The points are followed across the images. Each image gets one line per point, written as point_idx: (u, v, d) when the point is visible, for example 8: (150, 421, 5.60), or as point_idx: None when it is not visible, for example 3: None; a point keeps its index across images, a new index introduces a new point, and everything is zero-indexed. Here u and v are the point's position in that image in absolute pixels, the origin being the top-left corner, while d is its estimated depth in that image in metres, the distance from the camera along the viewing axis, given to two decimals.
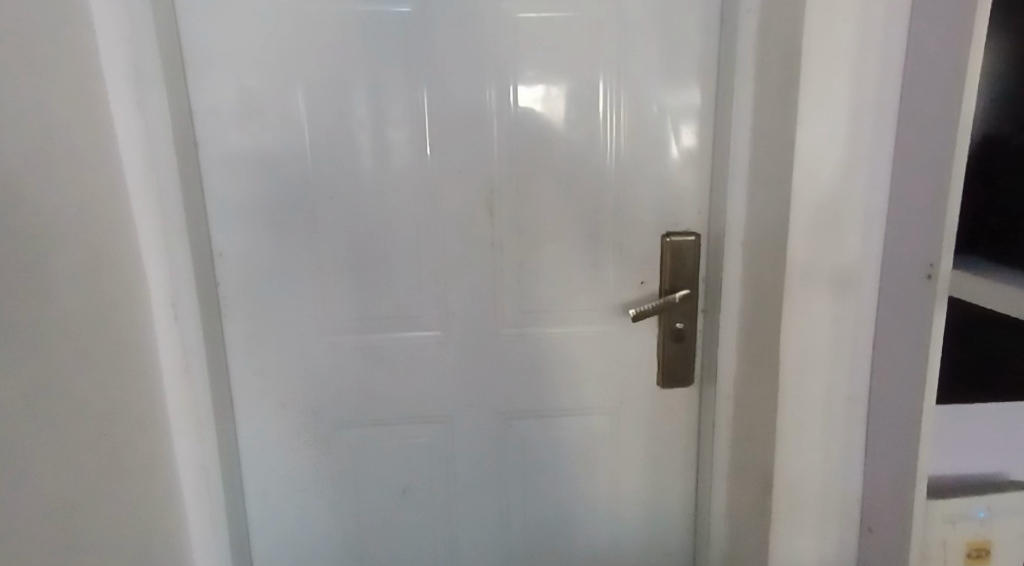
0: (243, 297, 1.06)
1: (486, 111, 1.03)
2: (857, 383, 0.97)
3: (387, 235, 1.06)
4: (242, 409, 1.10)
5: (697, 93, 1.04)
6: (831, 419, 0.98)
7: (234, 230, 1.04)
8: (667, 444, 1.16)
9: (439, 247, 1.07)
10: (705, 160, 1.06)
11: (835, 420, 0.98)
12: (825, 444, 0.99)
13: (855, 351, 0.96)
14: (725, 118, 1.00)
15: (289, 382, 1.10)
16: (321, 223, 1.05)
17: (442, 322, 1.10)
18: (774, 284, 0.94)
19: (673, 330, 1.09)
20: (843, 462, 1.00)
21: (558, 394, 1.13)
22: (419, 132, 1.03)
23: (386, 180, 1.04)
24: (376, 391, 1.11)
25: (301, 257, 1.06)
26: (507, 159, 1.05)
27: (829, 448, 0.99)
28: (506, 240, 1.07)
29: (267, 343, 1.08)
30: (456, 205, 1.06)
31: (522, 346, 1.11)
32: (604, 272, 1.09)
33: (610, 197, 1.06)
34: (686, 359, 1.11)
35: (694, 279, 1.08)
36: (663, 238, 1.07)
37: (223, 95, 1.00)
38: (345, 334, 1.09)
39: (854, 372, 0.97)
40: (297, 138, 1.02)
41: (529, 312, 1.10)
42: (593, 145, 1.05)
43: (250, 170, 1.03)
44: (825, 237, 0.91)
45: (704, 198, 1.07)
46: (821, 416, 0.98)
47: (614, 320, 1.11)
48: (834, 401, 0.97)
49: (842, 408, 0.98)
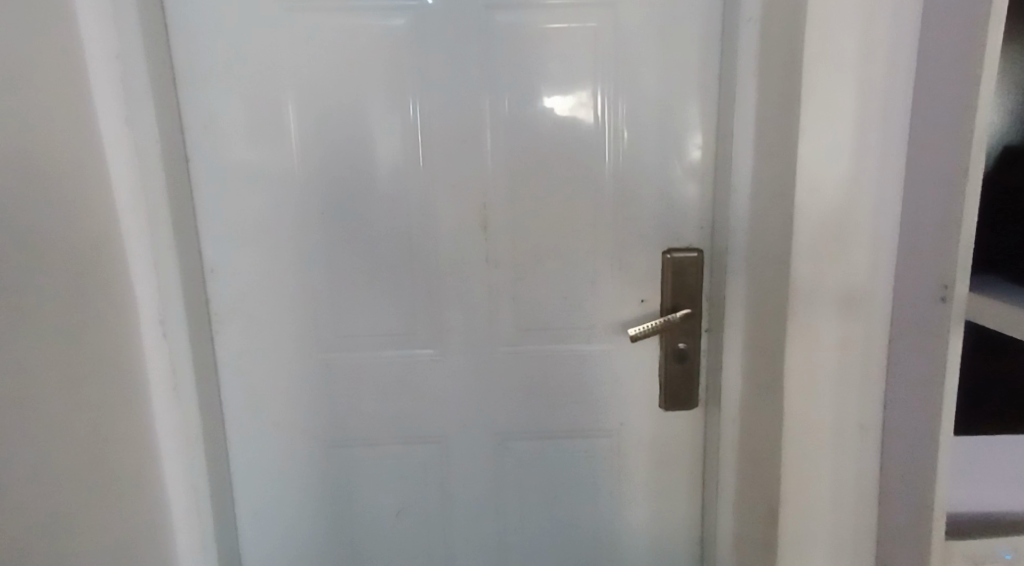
0: (236, 313, 1.06)
1: (480, 124, 1.00)
2: (868, 410, 0.91)
3: (380, 251, 1.04)
4: (234, 425, 1.09)
5: (699, 104, 0.99)
6: (841, 447, 0.92)
7: (226, 246, 1.04)
8: (672, 468, 1.10)
9: (433, 264, 1.05)
10: (708, 174, 1.01)
11: (844, 448, 0.92)
12: (832, 474, 0.93)
13: (865, 377, 0.90)
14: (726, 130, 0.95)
15: (283, 400, 1.09)
16: (311, 238, 1.03)
17: (436, 339, 1.07)
18: (778, 305, 0.88)
19: (675, 350, 1.03)
20: (852, 493, 0.94)
21: (556, 415, 1.09)
22: (412, 147, 1.01)
23: (378, 195, 1.02)
24: (370, 409, 1.09)
25: (289, 272, 1.05)
26: (501, 173, 1.02)
27: (838, 477, 0.93)
28: (500, 257, 1.04)
29: (256, 360, 1.07)
30: (449, 221, 1.03)
31: (518, 365, 1.07)
32: (603, 289, 1.05)
33: (608, 211, 1.02)
34: (689, 380, 1.04)
35: (697, 297, 1.02)
36: (663, 255, 1.02)
37: (215, 111, 1.00)
38: (338, 353, 1.07)
39: (865, 399, 0.91)
40: (287, 153, 1.01)
41: (526, 330, 1.06)
42: (590, 157, 1.01)
43: (241, 186, 1.02)
44: (830, 256, 0.85)
45: (707, 212, 1.02)
46: (829, 444, 0.91)
47: (613, 339, 1.06)
48: (844, 428, 0.91)
49: (853, 435, 0.92)
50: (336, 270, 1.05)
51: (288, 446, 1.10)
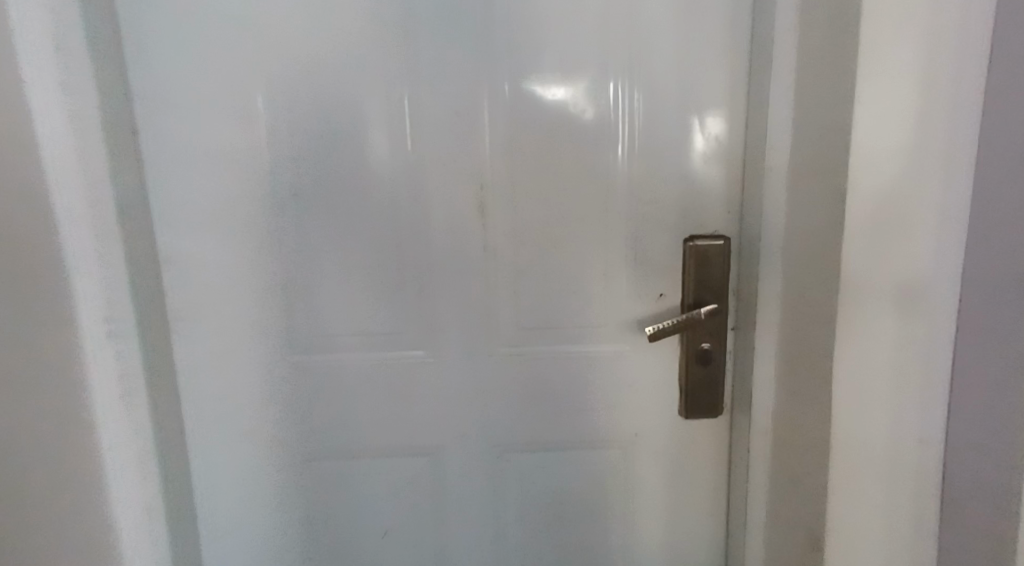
0: (197, 308, 0.92)
1: (477, 93, 0.87)
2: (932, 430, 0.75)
3: (362, 239, 0.90)
4: (197, 438, 0.96)
5: (727, 72, 0.86)
6: (896, 474, 0.77)
7: (184, 235, 0.90)
8: (694, 483, 0.98)
9: (422, 255, 0.91)
10: (736, 151, 0.88)
11: (897, 476, 0.77)
12: (884, 505, 0.78)
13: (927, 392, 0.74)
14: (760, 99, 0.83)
15: (251, 410, 0.95)
16: (280, 225, 0.90)
17: (426, 339, 0.94)
18: (827, 298, 0.75)
19: (698, 351, 0.90)
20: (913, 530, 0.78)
21: (562, 424, 0.96)
22: (399, 120, 0.87)
23: (359, 175, 0.89)
24: (348, 418, 0.96)
25: (257, 264, 0.91)
26: (500, 152, 0.88)
27: (892, 512, 0.78)
28: (499, 245, 0.91)
29: (220, 364, 0.94)
30: (441, 206, 0.90)
31: (518, 368, 0.95)
32: (615, 282, 0.92)
33: (622, 193, 0.90)
34: (714, 384, 0.92)
35: (724, 291, 0.89)
36: (686, 242, 0.89)
37: (167, 77, 0.85)
38: (312, 355, 0.94)
39: (926, 416, 0.75)
40: (254, 127, 0.87)
41: (529, 329, 0.94)
42: (602, 133, 0.88)
43: (199, 164, 0.88)
44: (887, 241, 0.72)
45: (735, 194, 0.89)
46: (880, 467, 0.77)
47: (627, 340, 0.94)
48: (900, 450, 0.76)
49: (910, 461, 0.76)
50: (309, 261, 0.91)
51: (257, 461, 0.97)
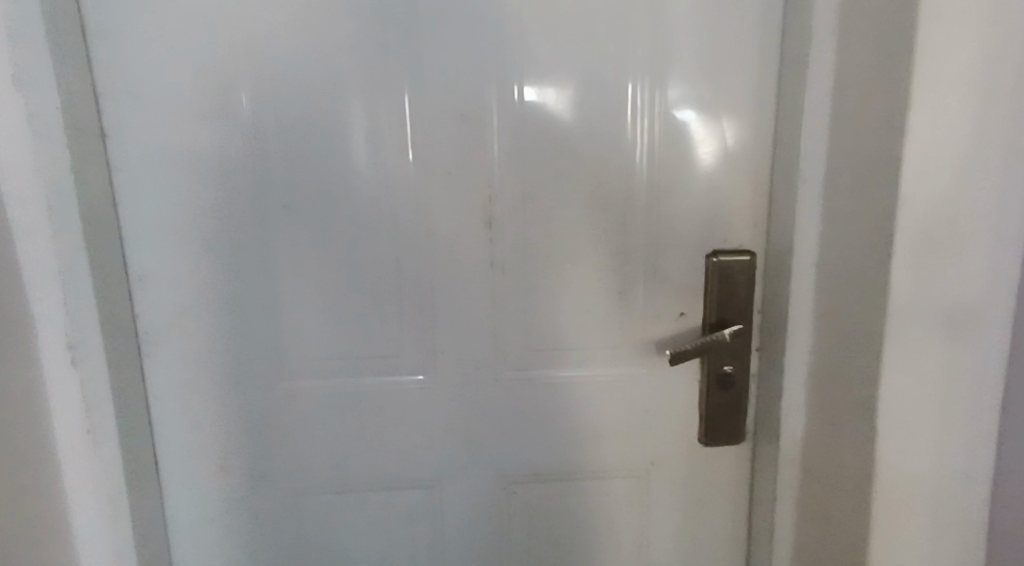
0: (173, 329, 0.83)
1: (485, 94, 0.79)
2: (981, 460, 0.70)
3: (358, 255, 0.82)
4: (172, 472, 0.87)
5: (756, 77, 0.80)
6: (942, 509, 0.71)
7: (158, 249, 0.81)
8: (711, 514, 0.92)
9: (424, 272, 0.84)
10: (764, 159, 0.82)
11: (941, 513, 0.71)
12: (930, 543, 0.72)
13: (977, 420, 0.69)
14: (796, 103, 0.77)
15: (234, 441, 0.87)
16: (267, 237, 0.81)
17: (427, 363, 0.86)
18: (862, 323, 0.70)
19: (718, 374, 0.85)
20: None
21: (573, 453, 0.90)
22: (399, 123, 0.80)
23: (355, 183, 0.81)
24: (340, 448, 0.88)
25: (239, 280, 0.82)
26: (510, 161, 0.81)
27: (938, 548, 0.72)
28: (508, 260, 0.84)
29: (197, 391, 0.85)
30: (445, 219, 0.82)
31: (527, 394, 0.88)
32: (632, 301, 0.86)
33: (641, 206, 0.83)
34: (736, 409, 0.87)
35: (747, 310, 0.84)
36: (708, 259, 0.84)
37: (140, 75, 0.76)
38: (301, 382, 0.86)
39: (974, 446, 0.70)
40: (238, 128, 0.78)
41: (539, 352, 0.87)
42: (620, 139, 0.81)
43: (176, 172, 0.79)
44: (937, 260, 0.65)
45: (761, 208, 0.83)
46: (927, 503, 0.71)
47: (644, 363, 0.87)
48: (946, 483, 0.71)
49: (957, 494, 0.71)
50: (299, 277, 0.83)
51: (239, 497, 0.88)
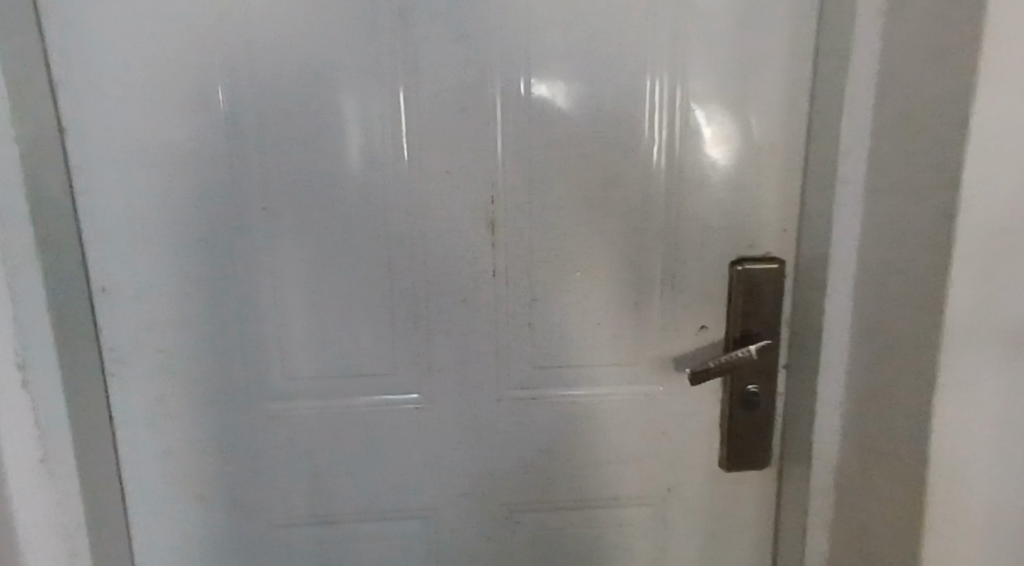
0: (142, 348, 0.75)
1: (489, 86, 0.72)
2: None
3: (348, 263, 0.75)
4: (142, 502, 0.79)
5: (787, 68, 0.73)
6: (995, 547, 0.65)
7: (124, 257, 0.73)
8: (733, 543, 0.85)
9: (421, 283, 0.76)
10: (795, 158, 0.75)
11: (993, 551, 0.65)
12: None
13: None
14: (835, 97, 0.69)
15: (210, 470, 0.79)
16: (246, 244, 0.73)
17: (425, 382, 0.79)
18: (908, 342, 0.63)
19: (742, 394, 0.78)
20: None
21: (583, 479, 0.82)
22: (393, 118, 0.72)
23: (344, 184, 0.73)
24: (328, 476, 0.80)
25: (215, 293, 0.74)
26: (516, 159, 0.74)
27: None
28: (513, 269, 0.77)
29: (169, 415, 0.77)
30: (444, 224, 0.75)
31: (535, 415, 0.80)
32: (649, 313, 0.78)
33: (660, 210, 0.76)
34: (761, 431, 0.80)
35: (776, 323, 0.77)
36: (733, 267, 0.77)
37: (102, 63, 0.68)
38: (285, 403, 0.78)
39: None
40: (212, 124, 0.70)
41: (547, 369, 0.79)
42: (637, 136, 0.74)
43: (144, 172, 0.71)
44: (1000, 275, 0.58)
45: (792, 212, 0.76)
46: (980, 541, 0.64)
47: (661, 381, 0.80)
48: (1000, 520, 0.64)
49: (1012, 531, 0.64)
50: (281, 288, 0.75)
51: (215, 532, 0.81)
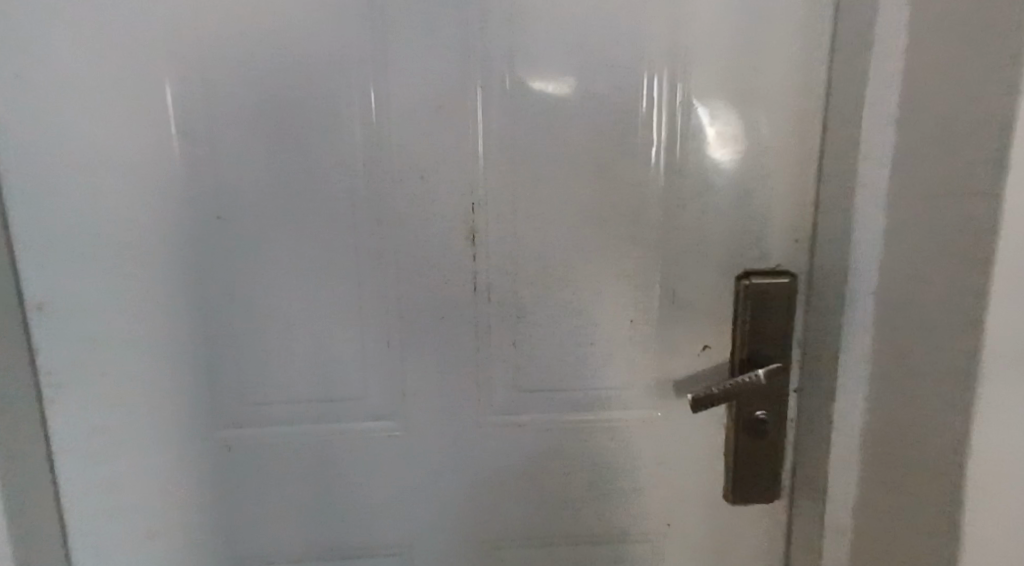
0: (84, 373, 0.69)
1: (467, 80, 0.65)
2: None
3: (316, 278, 0.68)
4: (93, 535, 0.73)
5: (801, 61, 0.65)
6: None
7: (63, 275, 0.66)
8: None
9: (396, 299, 0.69)
10: (808, 159, 0.67)
11: None
12: None
13: None
14: (856, 91, 0.62)
15: (167, 500, 0.73)
16: (200, 258, 0.67)
17: (401, 406, 0.72)
18: (939, 372, 0.56)
19: (749, 421, 0.71)
20: None
21: (575, 510, 0.76)
22: (359, 117, 0.65)
23: (308, 191, 0.66)
24: (298, 506, 0.75)
25: (167, 312, 0.68)
26: (498, 163, 0.67)
27: None
28: (497, 283, 0.69)
29: (119, 445, 0.71)
30: (420, 234, 0.68)
31: (521, 441, 0.74)
32: (647, 332, 0.71)
33: (658, 219, 0.68)
34: (771, 460, 0.73)
35: (787, 342, 0.70)
36: (739, 280, 0.69)
37: (31, 61, 0.61)
38: (247, 429, 0.72)
39: None
40: (157, 126, 0.63)
41: (535, 392, 0.73)
42: (632, 137, 0.66)
43: (83, 182, 0.64)
44: None
45: (805, 219, 0.69)
46: None
47: (659, 405, 0.74)
48: None
49: None
50: (242, 305, 0.68)
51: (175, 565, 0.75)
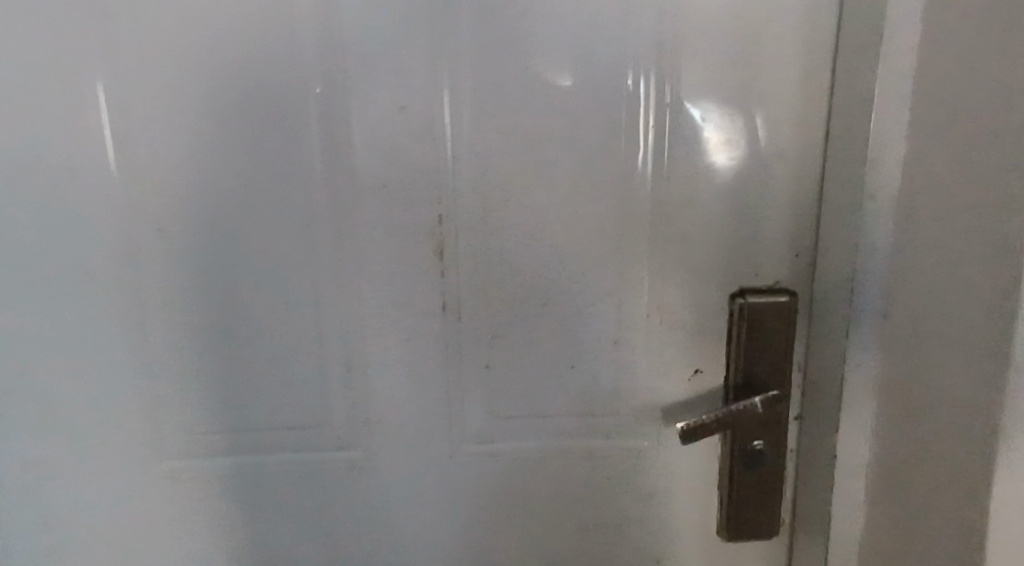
0: (25, 396, 0.65)
1: (430, 82, 0.59)
2: None
3: (276, 296, 0.63)
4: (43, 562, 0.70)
5: (803, 59, 0.58)
6: None
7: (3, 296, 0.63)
8: None
9: (360, 318, 0.64)
10: (810, 166, 0.61)
11: None
12: None
13: None
14: (863, 93, 0.55)
15: (120, 528, 0.70)
16: (147, 276, 0.63)
17: (367, 432, 0.68)
18: (956, 408, 0.50)
19: (744, 450, 0.65)
20: None
21: (556, 539, 0.72)
22: (315, 123, 0.59)
23: (261, 204, 0.61)
24: (258, 537, 0.70)
25: (114, 333, 0.64)
26: (467, 173, 0.61)
27: None
28: (468, 301, 0.64)
29: (68, 468, 0.68)
30: (384, 250, 0.62)
31: (497, 468, 0.69)
32: (631, 354, 0.66)
33: (644, 233, 0.63)
34: (768, 493, 0.67)
35: (787, 367, 0.64)
36: (733, 299, 0.64)
37: None
38: (203, 455, 0.68)
39: None
40: (96, 135, 0.59)
41: (512, 418, 0.68)
42: (613, 145, 0.60)
43: (22, 198, 0.61)
44: None
45: (806, 233, 0.63)
46: None
47: (647, 431, 0.68)
48: None
49: None
50: (192, 325, 0.64)
51: None
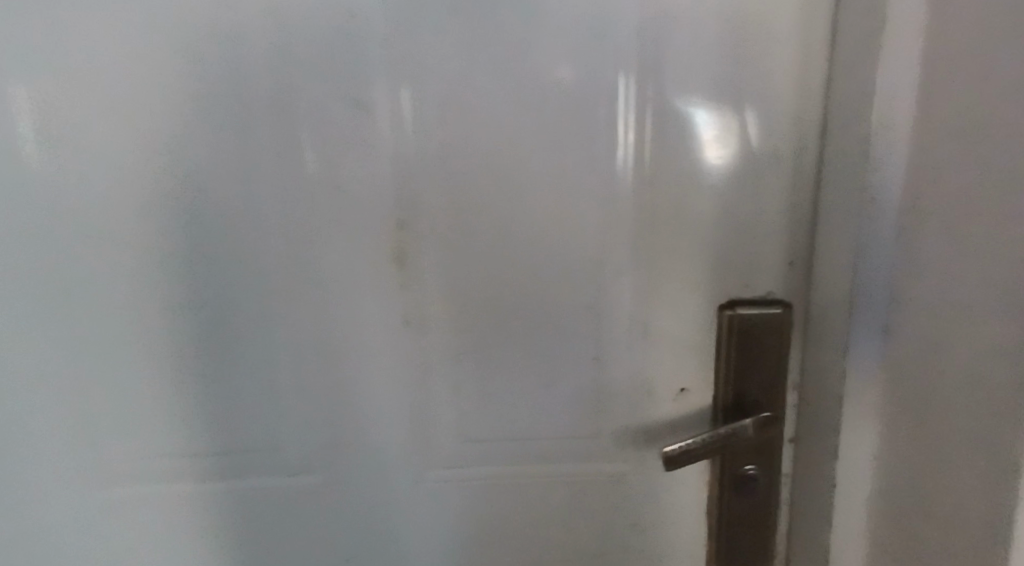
0: None
1: (390, 79, 0.53)
2: None
3: (223, 309, 0.58)
4: None
5: (797, 52, 0.54)
6: None
7: None
8: None
9: (315, 335, 0.59)
10: (806, 169, 0.56)
11: None
12: None
13: None
14: (863, 89, 0.50)
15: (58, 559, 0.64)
16: (83, 287, 0.58)
17: (324, 457, 0.62)
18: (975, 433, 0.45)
19: (735, 474, 0.61)
20: None
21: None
22: (263, 123, 0.54)
23: (208, 210, 0.56)
24: None
25: (49, 348, 0.59)
26: (431, 177, 0.56)
27: None
28: (434, 316, 0.59)
29: (3, 496, 0.63)
30: (340, 261, 0.57)
31: (467, 496, 0.64)
32: (612, 373, 0.61)
33: (625, 241, 0.57)
34: (761, 520, 0.62)
35: (780, 385, 0.59)
36: (723, 312, 0.59)
37: None
38: (145, 483, 0.62)
39: None
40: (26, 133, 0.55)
41: (482, 442, 0.62)
42: (591, 145, 0.55)
43: None
44: None
45: (801, 242, 0.58)
46: None
47: (629, 455, 0.63)
48: None
49: None
50: (134, 342, 0.59)
51: None
